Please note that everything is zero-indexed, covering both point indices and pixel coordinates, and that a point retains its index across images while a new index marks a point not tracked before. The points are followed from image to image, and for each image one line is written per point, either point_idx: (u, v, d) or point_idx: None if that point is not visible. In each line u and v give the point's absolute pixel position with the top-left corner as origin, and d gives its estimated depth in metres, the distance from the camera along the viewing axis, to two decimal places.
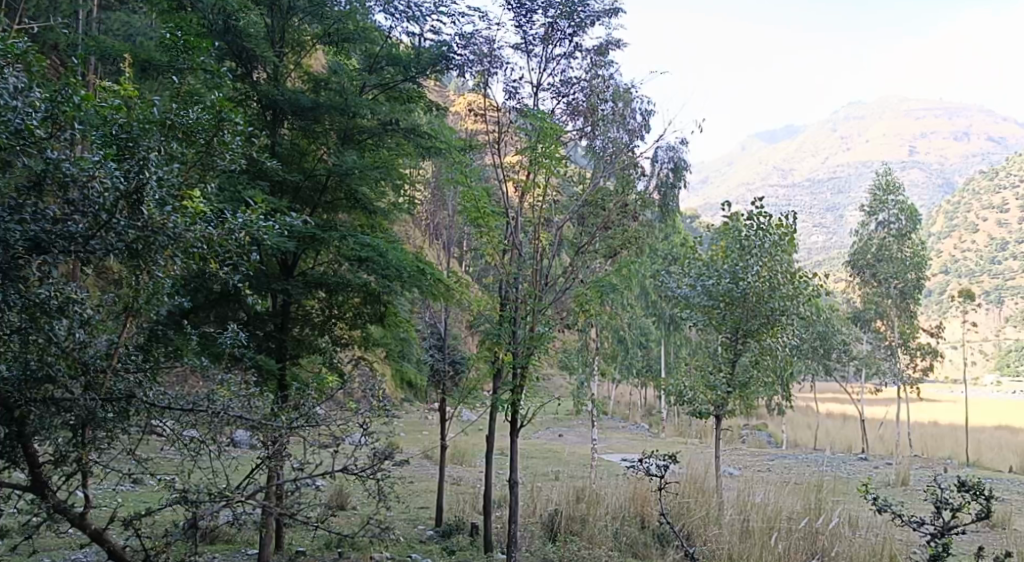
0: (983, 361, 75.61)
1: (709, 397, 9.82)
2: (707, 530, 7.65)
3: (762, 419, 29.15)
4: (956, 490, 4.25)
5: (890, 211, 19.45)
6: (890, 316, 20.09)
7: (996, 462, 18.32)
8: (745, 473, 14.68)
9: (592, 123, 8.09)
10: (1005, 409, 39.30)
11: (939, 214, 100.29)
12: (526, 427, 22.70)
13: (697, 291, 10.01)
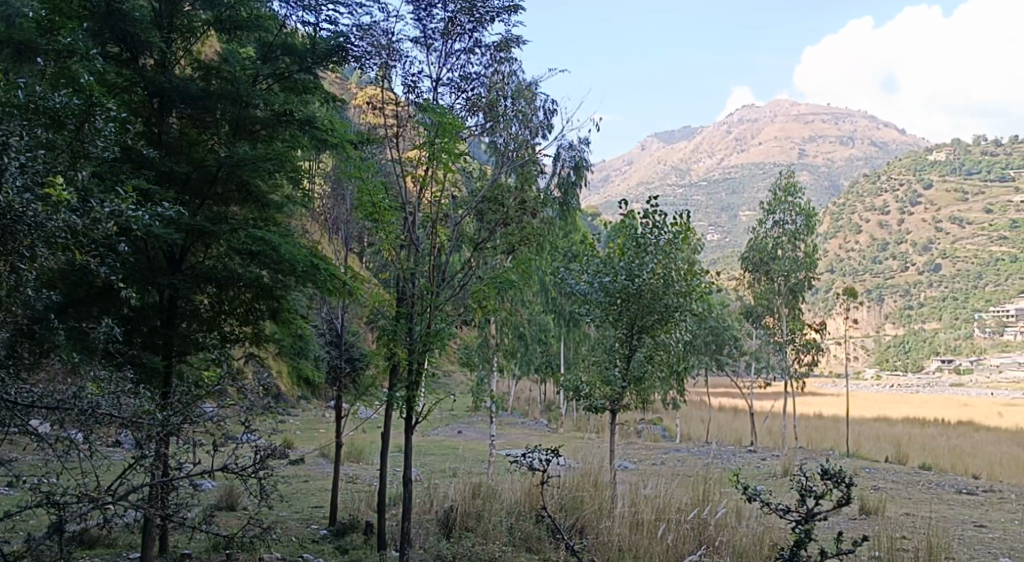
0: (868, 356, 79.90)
1: (605, 392, 10.10)
2: (600, 523, 7.88)
3: (660, 414, 29.95)
4: (819, 479, 4.63)
5: (785, 211, 20.28)
6: (779, 312, 20.97)
7: (874, 452, 19.45)
8: (639, 466, 15.04)
9: (493, 119, 8.20)
10: (882, 402, 41.76)
11: (830, 217, 105.46)
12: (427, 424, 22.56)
13: (593, 288, 10.20)
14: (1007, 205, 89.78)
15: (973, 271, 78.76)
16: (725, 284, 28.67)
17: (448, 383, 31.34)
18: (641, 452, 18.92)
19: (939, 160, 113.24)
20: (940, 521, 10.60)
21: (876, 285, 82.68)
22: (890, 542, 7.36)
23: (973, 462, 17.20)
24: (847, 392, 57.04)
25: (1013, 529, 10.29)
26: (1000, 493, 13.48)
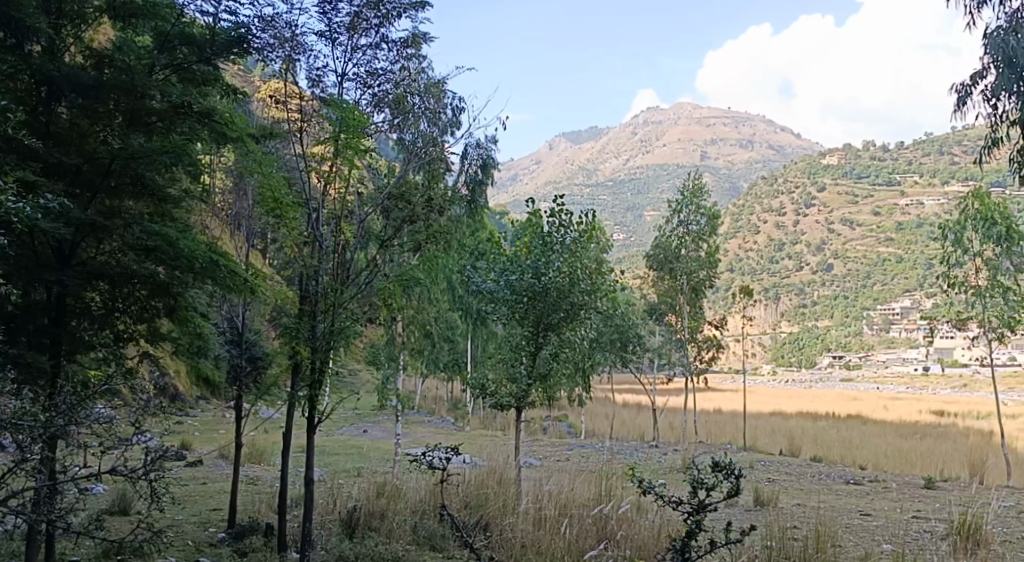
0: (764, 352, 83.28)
1: (511, 389, 10.28)
2: (505, 520, 8.02)
3: (566, 410, 30.46)
4: (710, 471, 4.84)
5: (689, 212, 20.94)
6: (681, 310, 21.69)
7: (769, 445, 20.32)
8: (543, 462, 15.28)
9: (401, 115, 8.26)
10: (775, 397, 43.71)
11: (731, 218, 109.42)
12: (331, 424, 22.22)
13: (500, 285, 10.30)
14: (894, 208, 95.34)
15: (863, 271, 83.31)
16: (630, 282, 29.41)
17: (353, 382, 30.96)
18: (545, 448, 19.21)
19: (833, 165, 119.06)
20: (828, 510, 11.20)
21: (774, 285, 86.28)
22: (781, 531, 7.72)
23: (860, 454, 18.20)
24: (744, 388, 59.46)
25: (893, 517, 10.97)
26: (881, 482, 14.36)
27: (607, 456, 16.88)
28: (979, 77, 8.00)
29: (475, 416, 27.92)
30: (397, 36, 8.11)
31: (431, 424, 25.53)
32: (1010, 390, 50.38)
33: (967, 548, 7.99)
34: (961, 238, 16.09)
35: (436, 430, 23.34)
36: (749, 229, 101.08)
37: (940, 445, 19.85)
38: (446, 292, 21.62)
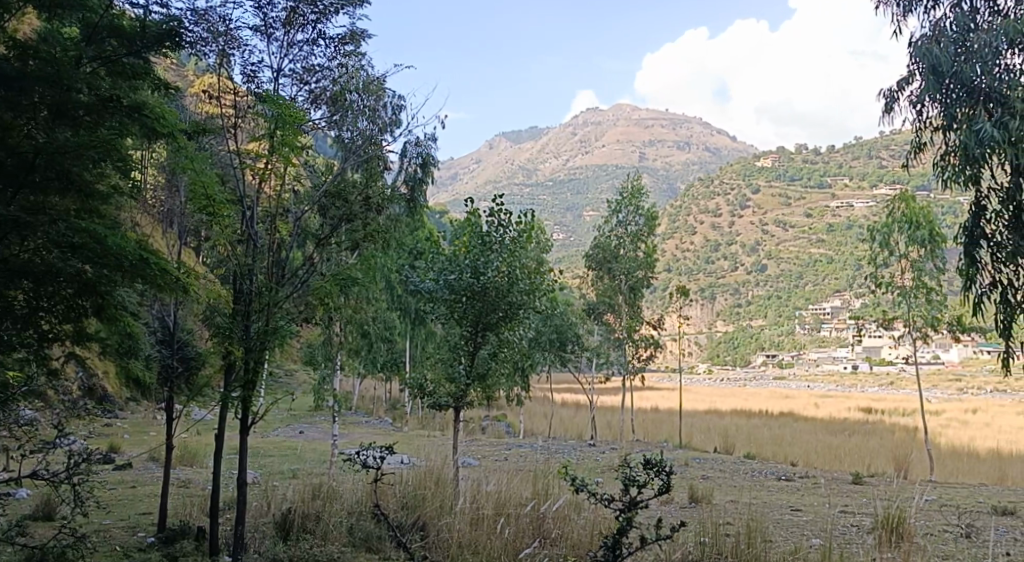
0: (701, 351, 84.92)
1: (449, 389, 10.31)
2: (442, 521, 8.07)
3: (505, 410, 30.59)
4: (641, 470, 4.97)
5: (628, 212, 21.27)
6: (619, 310, 22.03)
7: (704, 443, 20.77)
8: (480, 461, 15.34)
9: (340, 112, 8.30)
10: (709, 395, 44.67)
11: (669, 219, 111.29)
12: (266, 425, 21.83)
13: (439, 285, 10.34)
14: (825, 210, 98.46)
15: (795, 271, 85.78)
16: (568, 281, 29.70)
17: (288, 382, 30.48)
18: (483, 448, 19.30)
19: (768, 168, 122.18)
20: (760, 506, 11.52)
21: (711, 285, 88.08)
22: (714, 527, 7.90)
23: (791, 451, 18.74)
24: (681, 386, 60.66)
25: (821, 512, 11.34)
26: (810, 478, 14.84)
27: (545, 455, 17.02)
28: (905, 84, 8.49)
29: (413, 416, 27.81)
30: (334, 32, 8.15)
31: (368, 424, 25.33)
32: (933, 387, 52.57)
33: (889, 541, 8.32)
34: (887, 240, 16.72)
35: (373, 430, 23.19)
36: (687, 230, 103.07)
37: (868, 441, 20.58)
38: (385, 291, 21.50)
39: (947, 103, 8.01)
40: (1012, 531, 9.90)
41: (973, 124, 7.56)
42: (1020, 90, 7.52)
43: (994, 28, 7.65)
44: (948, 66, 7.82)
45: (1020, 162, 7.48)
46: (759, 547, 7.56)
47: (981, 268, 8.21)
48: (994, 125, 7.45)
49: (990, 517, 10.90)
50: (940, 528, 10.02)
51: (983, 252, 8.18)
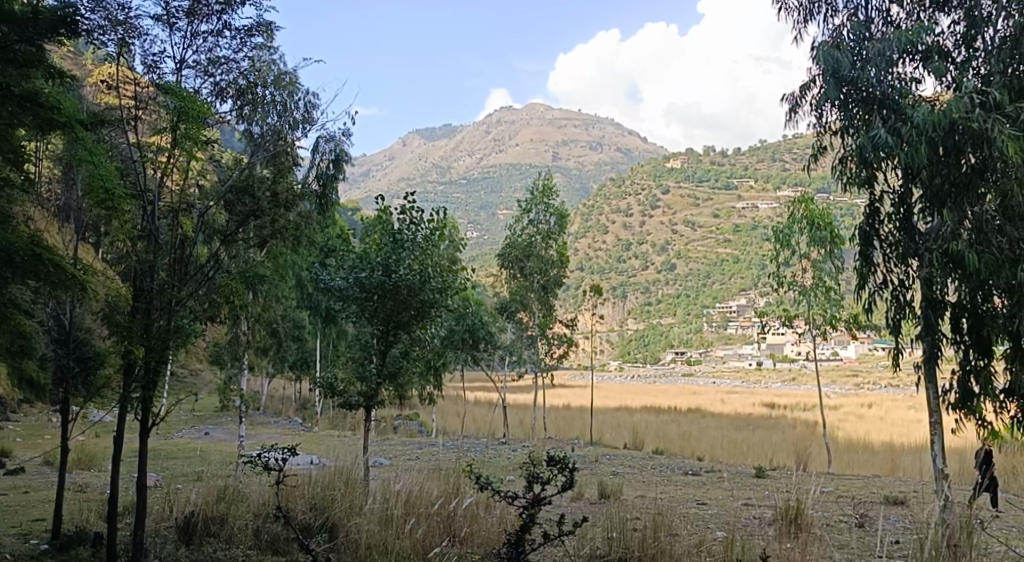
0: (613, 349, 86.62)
1: (360, 388, 10.37)
2: (351, 522, 8.07)
3: (419, 409, 30.53)
4: (547, 467, 5.20)
5: (539, 211, 21.56)
6: (533, 308, 22.33)
7: (614, 439, 21.28)
8: (392, 460, 15.28)
9: (249, 106, 8.21)
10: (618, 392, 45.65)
11: (583, 218, 113.04)
12: (169, 427, 21.11)
13: (349, 284, 10.30)
14: (732, 211, 101.99)
15: (704, 271, 88.61)
16: (482, 279, 29.92)
17: (192, 382, 29.51)
18: (396, 447, 19.25)
19: (678, 170, 125.71)
20: (668, 501, 11.85)
21: (623, 284, 90.01)
22: (622, 523, 8.09)
23: (697, 446, 19.41)
24: (592, 384, 61.84)
25: (726, 505, 11.77)
26: (716, 472, 15.41)
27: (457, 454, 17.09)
28: (807, 89, 8.92)
29: (323, 416, 27.42)
30: (240, 22, 8.01)
31: (277, 424, 24.85)
32: (833, 382, 55.43)
33: (788, 531, 8.73)
34: (789, 241, 17.46)
35: (281, 431, 22.82)
36: (600, 230, 104.92)
37: (771, 435, 21.45)
38: (296, 289, 21.21)
39: (846, 108, 8.51)
40: (902, 519, 10.50)
41: (870, 130, 7.97)
42: (910, 98, 7.98)
43: (886, 38, 8.07)
44: (847, 71, 8.24)
45: (908, 165, 7.98)
46: (664, 541, 7.72)
47: (874, 268, 8.61)
48: (886, 132, 7.89)
49: (883, 507, 11.52)
50: (837, 518, 10.56)
51: (877, 252, 8.63)
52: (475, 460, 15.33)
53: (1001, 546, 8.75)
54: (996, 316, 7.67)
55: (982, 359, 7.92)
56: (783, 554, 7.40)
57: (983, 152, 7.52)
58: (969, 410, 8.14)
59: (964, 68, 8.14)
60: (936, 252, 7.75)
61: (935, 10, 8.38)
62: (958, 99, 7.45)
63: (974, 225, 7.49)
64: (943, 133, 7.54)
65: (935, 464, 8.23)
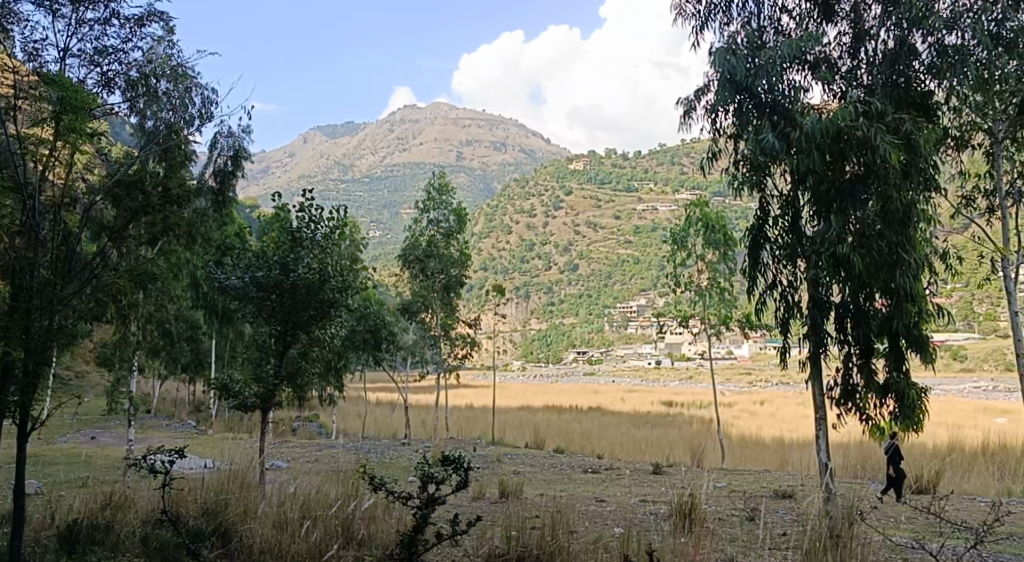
0: (516, 348, 87.31)
1: (256, 389, 10.02)
2: (244, 526, 7.80)
3: (319, 410, 29.83)
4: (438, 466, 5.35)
5: (439, 211, 21.51)
6: (435, 308, 22.25)
7: (516, 438, 21.41)
8: (290, 464, 14.85)
9: (142, 99, 8.19)
10: (520, 392, 46.01)
11: (486, 218, 113.51)
12: (48, 433, 19.90)
13: (245, 283, 9.99)
14: (633, 213, 104.69)
15: (605, 271, 90.61)
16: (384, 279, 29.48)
17: (73, 386, 27.87)
18: (295, 450, 18.78)
19: (580, 172, 127.98)
20: (568, 499, 12.00)
21: (526, 284, 90.95)
22: (520, 522, 8.14)
23: (597, 444, 19.79)
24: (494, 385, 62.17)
25: (624, 501, 12.03)
26: (614, 470, 15.76)
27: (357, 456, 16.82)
28: (702, 93, 9.19)
29: (217, 419, 26.43)
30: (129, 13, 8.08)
31: (168, 428, 23.83)
32: (727, 380, 57.79)
33: (682, 525, 9.01)
34: (685, 243, 18.06)
35: (172, 434, 21.88)
36: (503, 231, 105.62)
37: (668, 432, 22.10)
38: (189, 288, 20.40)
39: (740, 113, 8.80)
40: (789, 512, 11.00)
41: (760, 134, 8.31)
42: (799, 107, 8.38)
43: (778, 46, 8.43)
44: (742, 76, 8.51)
45: (796, 170, 8.33)
46: (562, 538, 7.80)
47: (763, 268, 8.98)
48: (775, 136, 8.25)
49: (771, 500, 12.04)
50: (728, 512, 10.97)
51: (766, 254, 8.98)
52: (375, 463, 15.08)
53: (877, 535, 9.29)
54: (875, 315, 8.17)
55: (863, 357, 8.39)
56: (679, 546, 7.65)
57: (866, 159, 7.96)
58: (851, 406, 8.58)
59: (850, 78, 8.57)
60: (822, 254, 8.21)
61: (823, 21, 8.78)
62: (844, 109, 7.93)
63: (857, 229, 8.02)
64: (830, 140, 7.97)
65: (820, 458, 8.61)
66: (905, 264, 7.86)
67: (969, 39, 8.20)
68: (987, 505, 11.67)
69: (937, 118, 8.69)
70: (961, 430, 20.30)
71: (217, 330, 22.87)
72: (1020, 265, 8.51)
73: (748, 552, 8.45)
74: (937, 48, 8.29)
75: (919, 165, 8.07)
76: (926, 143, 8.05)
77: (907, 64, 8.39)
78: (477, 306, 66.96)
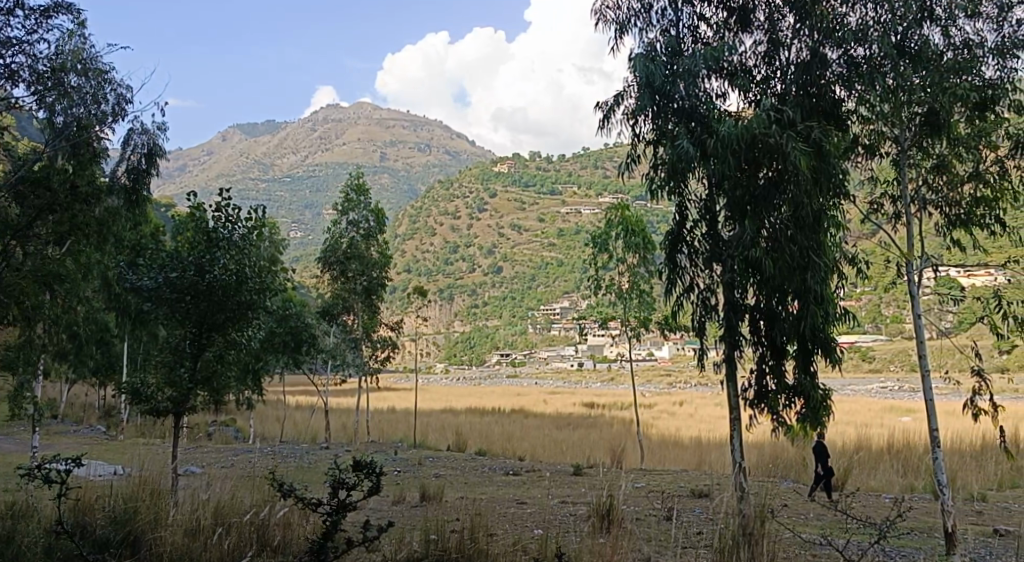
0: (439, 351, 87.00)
1: (170, 393, 9.63)
2: (155, 534, 7.50)
3: (235, 414, 28.96)
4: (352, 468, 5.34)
5: (358, 212, 21.24)
6: (357, 310, 21.87)
7: (438, 441, 21.27)
8: (206, 469, 14.36)
9: (50, 93, 9.43)
10: (444, 393, 45.87)
11: (410, 220, 112.78)
12: None
13: (157, 284, 9.61)
14: (556, 216, 105.88)
15: (528, 273, 91.27)
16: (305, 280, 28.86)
17: None
18: (209, 455, 18.20)
19: (505, 174, 128.62)
20: (489, 502, 11.97)
21: (450, 287, 90.80)
22: (440, 525, 8.06)
23: (520, 446, 19.86)
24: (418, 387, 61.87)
25: (544, 503, 12.08)
26: (536, 471, 15.85)
27: (272, 461, 16.39)
28: (621, 99, 9.33)
29: (127, 424, 25.36)
30: (30, 11, 8.79)
31: (74, 434, 22.76)
32: (648, 382, 59.18)
33: (601, 526, 9.11)
34: (606, 246, 18.30)
35: (79, 440, 20.90)
36: (427, 233, 105.18)
37: (589, 433, 22.36)
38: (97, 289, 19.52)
39: (658, 119, 8.98)
40: (704, 511, 11.26)
41: (678, 141, 8.48)
42: (714, 114, 8.63)
43: (695, 54, 8.63)
44: (660, 82, 8.67)
45: (713, 176, 8.55)
46: (481, 542, 7.76)
47: (681, 271, 9.18)
48: (691, 143, 8.47)
49: (688, 500, 12.31)
50: (646, 512, 11.14)
51: (683, 257, 9.19)
52: (293, 469, 14.72)
53: (788, 532, 9.62)
54: (787, 318, 8.41)
55: (775, 358, 8.66)
56: (597, 547, 7.73)
57: (779, 166, 8.22)
58: (764, 406, 8.84)
59: (764, 87, 8.87)
60: (736, 258, 8.47)
61: (740, 30, 9.03)
62: (757, 116, 8.15)
63: (770, 234, 8.29)
64: (744, 146, 8.20)
65: (734, 458, 8.83)
66: (815, 268, 8.17)
67: (874, 52, 8.67)
68: (889, 501, 12.26)
69: (847, 126, 9.06)
70: (868, 429, 21.18)
71: (126, 332, 21.96)
72: (923, 268, 8.93)
73: (664, 551, 8.60)
74: (848, 61, 8.65)
75: (829, 172, 8.35)
76: (835, 150, 8.32)
77: (820, 73, 8.63)
78: (400, 308, 66.33)
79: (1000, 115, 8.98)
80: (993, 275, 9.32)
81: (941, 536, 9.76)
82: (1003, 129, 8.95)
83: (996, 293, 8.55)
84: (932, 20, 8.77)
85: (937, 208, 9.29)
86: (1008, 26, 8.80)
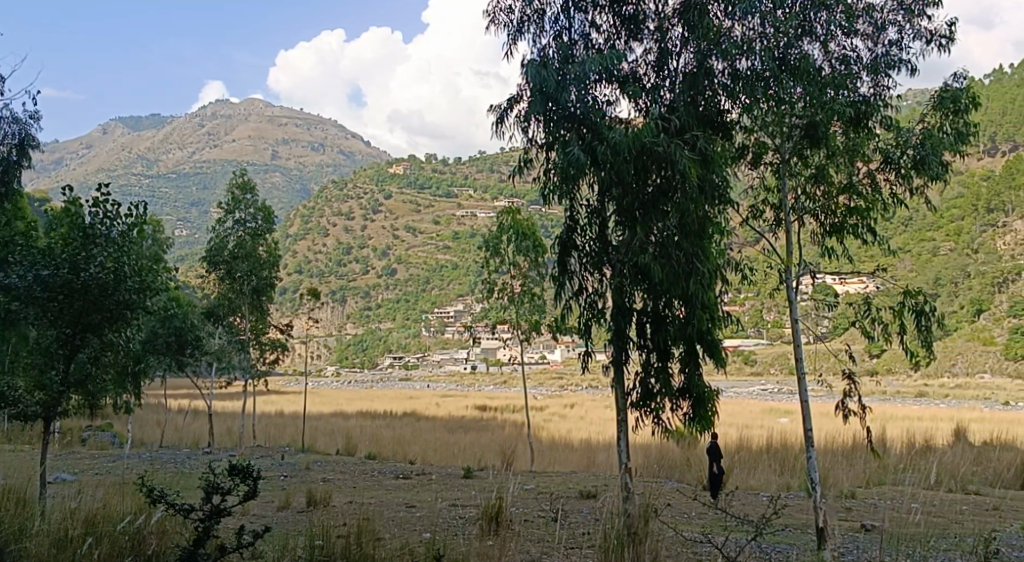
0: (329, 353, 85.27)
1: (41, 397, 9.14)
2: (18, 546, 6.95)
3: (110, 419, 27.41)
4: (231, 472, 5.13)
5: (242, 211, 20.50)
6: (243, 311, 21.02)
7: (326, 446, 20.72)
8: (77, 477, 13.50)
9: None
10: (335, 397, 44.99)
11: (301, 219, 110.07)
12: None
13: (25, 280, 8.89)
14: (452, 218, 105.82)
15: (422, 276, 90.74)
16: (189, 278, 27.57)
17: None
18: (78, 461, 17.13)
19: (400, 175, 127.51)
20: (377, 507, 11.78)
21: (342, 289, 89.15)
22: (326, 530, 7.84)
23: (410, 449, 19.67)
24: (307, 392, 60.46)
25: (434, 506, 11.98)
26: (426, 475, 15.71)
27: (148, 468, 15.56)
28: (515, 103, 9.39)
29: None
30: None
31: None
32: (539, 385, 60.09)
33: (492, 528, 9.14)
34: (498, 249, 18.43)
35: None
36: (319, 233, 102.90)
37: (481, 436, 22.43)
38: None
39: (551, 123, 9.05)
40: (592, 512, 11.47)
41: (568, 147, 8.61)
42: (602, 119, 8.85)
43: (585, 60, 8.76)
44: (554, 88, 8.79)
45: (603, 182, 8.73)
46: (369, 546, 7.62)
47: (572, 275, 9.32)
48: (581, 149, 8.58)
49: (576, 501, 12.52)
50: (536, 513, 11.26)
51: (574, 261, 9.34)
52: (171, 475, 14.03)
53: (670, 531, 9.93)
54: (673, 321, 8.67)
55: (660, 360, 8.90)
56: (487, 549, 7.75)
57: (666, 173, 8.49)
58: (649, 407, 9.09)
59: (653, 94, 9.12)
60: (625, 262, 8.70)
61: (630, 38, 9.32)
62: (647, 125, 8.41)
63: (657, 240, 8.56)
64: (633, 154, 8.40)
65: (621, 459, 9.01)
66: (698, 274, 8.44)
67: (759, 65, 9.08)
68: (765, 500, 12.85)
69: (730, 136, 9.52)
70: (748, 430, 22.10)
71: None
72: (800, 276, 9.40)
73: (552, 551, 8.72)
74: (731, 73, 9.09)
75: (712, 181, 8.65)
76: (719, 159, 8.62)
77: (706, 83, 9.10)
78: (290, 310, 64.57)
79: (872, 130, 9.47)
80: (862, 283, 9.90)
81: (812, 532, 10.29)
82: (874, 144, 9.48)
83: (865, 301, 9.09)
84: (811, 37, 9.27)
85: (813, 217, 9.84)
86: (881, 46, 9.40)
